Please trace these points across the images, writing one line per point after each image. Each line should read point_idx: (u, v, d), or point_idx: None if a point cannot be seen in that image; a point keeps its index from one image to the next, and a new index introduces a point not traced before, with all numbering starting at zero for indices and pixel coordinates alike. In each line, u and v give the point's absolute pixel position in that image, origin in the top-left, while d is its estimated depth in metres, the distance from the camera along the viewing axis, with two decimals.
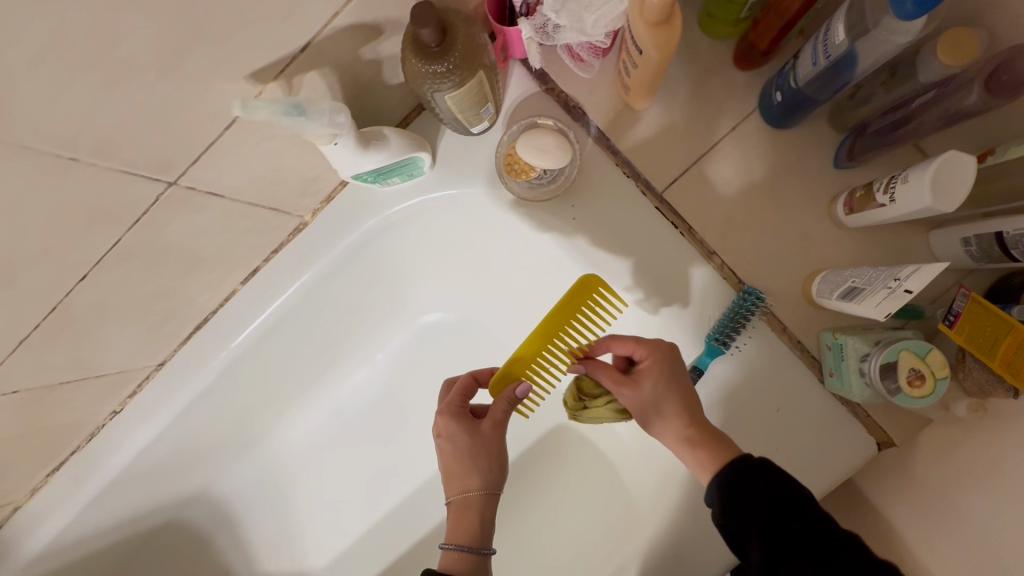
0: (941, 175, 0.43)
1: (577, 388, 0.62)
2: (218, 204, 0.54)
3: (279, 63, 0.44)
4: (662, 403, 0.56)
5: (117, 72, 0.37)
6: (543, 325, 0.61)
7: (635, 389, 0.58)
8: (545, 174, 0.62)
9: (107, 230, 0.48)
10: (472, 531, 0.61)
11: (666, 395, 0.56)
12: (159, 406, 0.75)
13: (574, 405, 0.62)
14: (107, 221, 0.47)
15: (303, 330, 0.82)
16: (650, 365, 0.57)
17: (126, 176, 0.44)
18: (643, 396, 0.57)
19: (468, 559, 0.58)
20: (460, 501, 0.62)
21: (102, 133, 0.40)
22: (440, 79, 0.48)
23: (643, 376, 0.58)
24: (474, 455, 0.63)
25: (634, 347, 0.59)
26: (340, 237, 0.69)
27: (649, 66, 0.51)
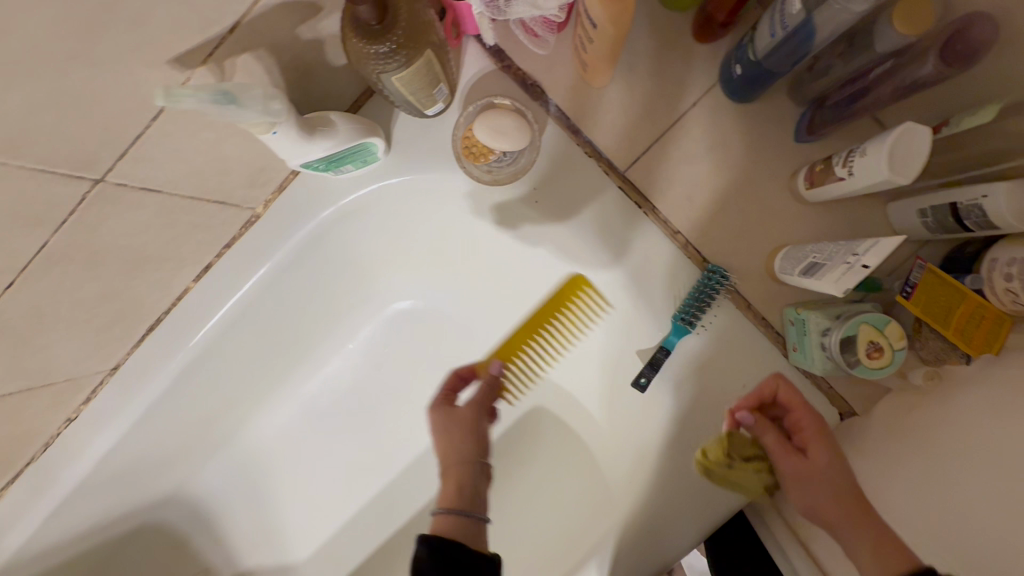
0: (899, 148, 0.42)
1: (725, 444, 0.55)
2: (156, 201, 0.51)
3: (206, 46, 0.41)
4: (833, 477, 0.51)
5: (15, 59, 0.34)
6: (533, 317, 0.76)
7: (805, 459, 0.52)
8: (504, 157, 0.60)
9: (30, 232, 0.45)
10: (452, 496, 0.61)
11: (838, 471, 0.51)
12: (116, 412, 0.72)
13: (719, 459, 0.55)
14: (28, 223, 0.44)
15: (266, 325, 0.79)
16: (821, 435, 0.53)
17: (44, 174, 0.41)
18: (812, 462, 0.52)
19: (451, 520, 0.58)
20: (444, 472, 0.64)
21: (8, 128, 0.37)
22: (384, 59, 0.45)
23: (811, 444, 0.53)
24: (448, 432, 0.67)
25: (802, 409, 0.54)
26: (296, 229, 0.66)
27: (605, 39, 0.49)
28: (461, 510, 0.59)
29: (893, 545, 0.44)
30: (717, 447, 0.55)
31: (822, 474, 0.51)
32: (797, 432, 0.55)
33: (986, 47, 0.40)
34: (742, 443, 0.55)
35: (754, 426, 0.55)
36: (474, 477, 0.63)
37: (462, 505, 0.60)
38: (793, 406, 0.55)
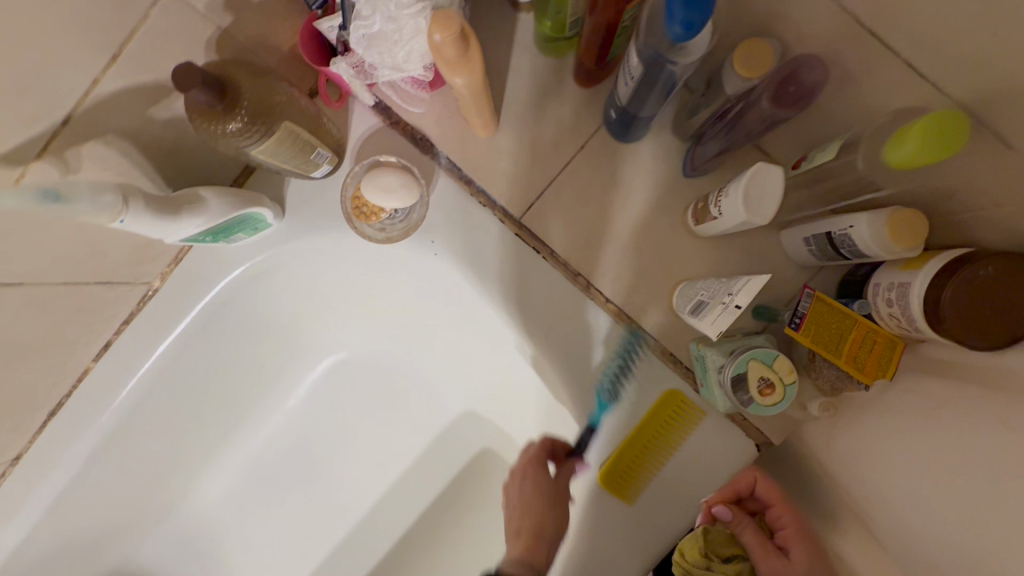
0: (754, 187, 0.42)
1: (703, 541, 0.57)
2: (17, 293, 0.51)
3: (37, 141, 0.40)
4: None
5: None
6: (642, 429, 0.59)
7: (783, 557, 0.55)
8: (396, 214, 0.60)
9: None
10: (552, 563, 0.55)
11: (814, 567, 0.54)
12: (23, 502, 0.69)
13: (699, 558, 0.56)
14: None
15: (185, 395, 0.77)
16: (800, 534, 0.57)
17: None
18: (794, 562, 0.55)
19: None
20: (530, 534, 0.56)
21: None
22: (239, 135, 0.44)
23: (792, 543, 0.56)
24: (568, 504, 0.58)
25: (779, 505, 0.58)
26: (196, 300, 0.64)
27: (466, 96, 0.48)
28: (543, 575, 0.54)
29: None
30: (695, 543, 0.57)
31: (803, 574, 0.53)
32: (778, 530, 0.58)
33: (816, 89, 0.41)
34: (720, 541, 0.57)
35: (731, 521, 0.58)
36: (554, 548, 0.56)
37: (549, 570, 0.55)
38: (773, 503, 0.59)
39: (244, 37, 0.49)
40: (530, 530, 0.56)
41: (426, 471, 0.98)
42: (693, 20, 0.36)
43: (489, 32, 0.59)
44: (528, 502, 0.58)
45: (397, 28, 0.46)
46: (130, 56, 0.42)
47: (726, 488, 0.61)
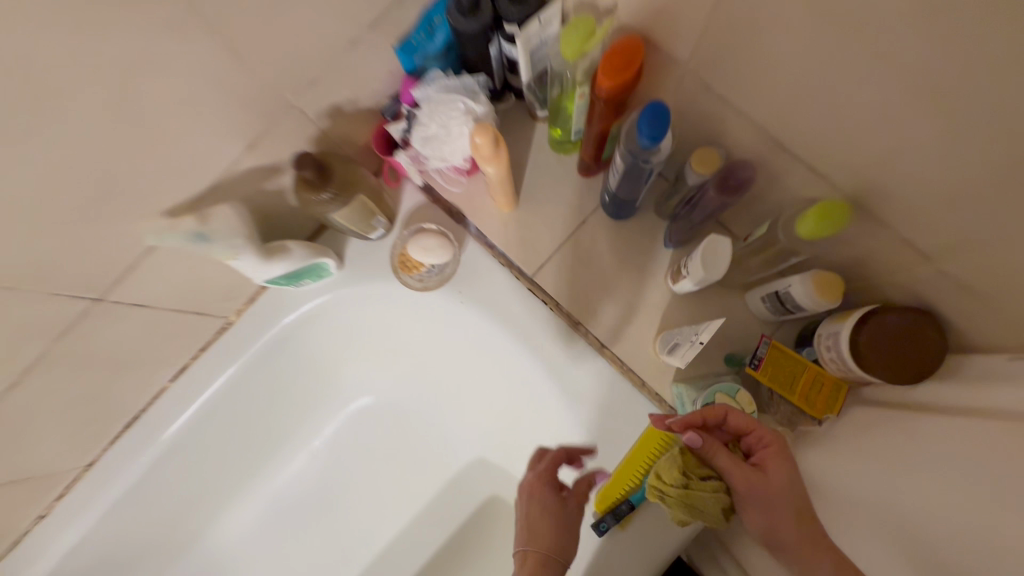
0: (709, 254, 0.56)
1: (682, 464, 0.54)
2: (139, 312, 0.62)
3: (190, 200, 0.56)
4: (791, 494, 0.52)
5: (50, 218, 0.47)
6: (631, 462, 0.64)
7: (762, 477, 0.53)
8: (433, 269, 0.74)
9: (36, 340, 0.54)
10: None
11: (792, 485, 0.53)
12: (89, 504, 0.78)
13: (676, 482, 0.53)
14: (36, 333, 0.54)
15: (232, 420, 0.88)
16: (780, 453, 0.54)
17: (55, 295, 0.53)
18: (771, 480, 0.53)
19: None
20: (537, 557, 0.57)
21: (38, 265, 0.49)
22: (327, 203, 0.61)
23: (771, 463, 0.54)
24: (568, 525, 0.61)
25: (758, 429, 0.55)
26: (263, 332, 0.78)
27: (496, 182, 0.65)
28: None
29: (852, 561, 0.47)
30: (675, 467, 0.53)
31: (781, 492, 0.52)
32: (756, 450, 0.55)
33: (748, 182, 0.56)
34: (695, 465, 0.54)
35: (706, 446, 0.55)
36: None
37: None
38: (753, 429, 0.56)
39: (334, 134, 0.67)
40: (535, 554, 0.58)
41: (435, 517, 1.04)
42: (655, 133, 0.52)
43: (513, 134, 0.77)
44: (553, 507, 0.62)
45: (447, 131, 0.64)
46: (262, 146, 0.59)
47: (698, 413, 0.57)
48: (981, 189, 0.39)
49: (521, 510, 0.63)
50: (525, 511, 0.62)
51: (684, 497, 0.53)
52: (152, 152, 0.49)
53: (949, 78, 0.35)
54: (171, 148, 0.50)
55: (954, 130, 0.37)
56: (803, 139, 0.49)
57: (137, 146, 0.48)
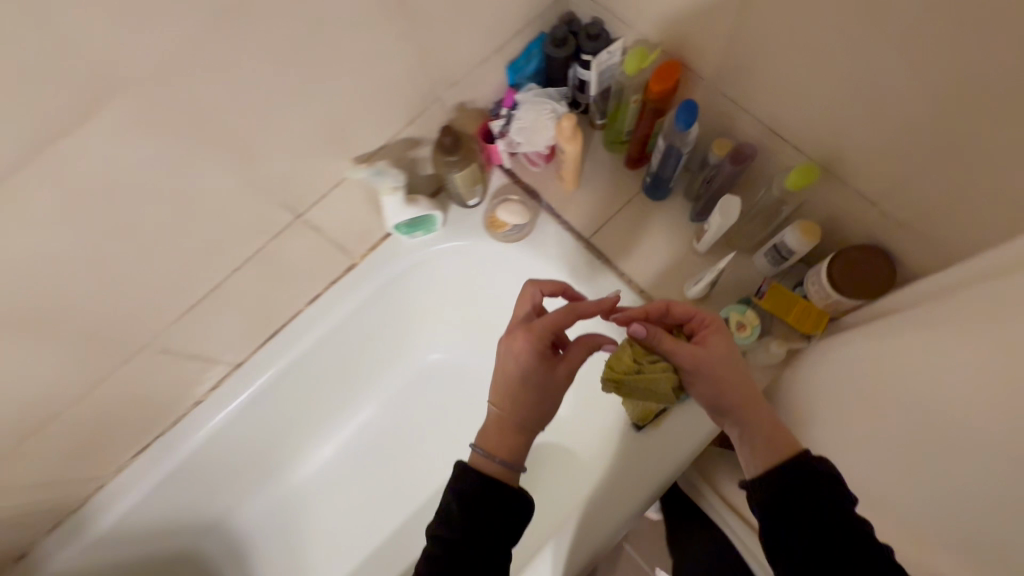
0: (723, 206, 0.80)
1: (631, 354, 0.73)
2: (314, 233, 0.86)
3: (371, 152, 0.81)
4: (725, 365, 0.69)
5: (303, 148, 0.71)
6: None
7: (702, 352, 0.70)
8: (515, 228, 0.98)
9: (259, 236, 0.78)
10: (514, 453, 0.73)
11: (725, 358, 0.70)
12: (234, 396, 1.01)
13: (630, 367, 0.73)
14: (262, 229, 0.78)
15: (339, 350, 1.10)
16: (717, 332, 0.72)
17: (282, 205, 0.76)
18: (707, 354, 0.70)
19: (495, 465, 0.71)
20: (509, 427, 0.74)
21: (283, 180, 0.73)
22: (454, 164, 0.88)
23: (708, 341, 0.71)
24: (536, 391, 0.74)
25: (698, 316, 0.73)
26: (379, 273, 1.02)
27: (569, 159, 0.91)
28: (508, 461, 0.72)
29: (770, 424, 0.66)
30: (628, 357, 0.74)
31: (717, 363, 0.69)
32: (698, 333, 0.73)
33: (751, 156, 0.80)
34: (643, 353, 0.73)
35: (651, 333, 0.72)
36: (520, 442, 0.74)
37: (512, 458, 0.73)
38: (692, 314, 0.74)
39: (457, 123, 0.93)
40: (504, 425, 0.74)
41: None
42: (688, 119, 0.78)
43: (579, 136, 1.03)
44: (535, 382, 0.74)
45: (539, 123, 0.90)
46: (419, 122, 0.84)
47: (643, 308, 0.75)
48: (911, 148, 0.62)
49: (499, 367, 0.76)
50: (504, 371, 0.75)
51: (638, 379, 0.73)
52: (365, 113, 0.75)
53: (883, 77, 0.59)
54: (375, 112, 0.76)
55: (888, 111, 0.61)
56: (798, 127, 0.73)
57: (360, 108, 0.73)
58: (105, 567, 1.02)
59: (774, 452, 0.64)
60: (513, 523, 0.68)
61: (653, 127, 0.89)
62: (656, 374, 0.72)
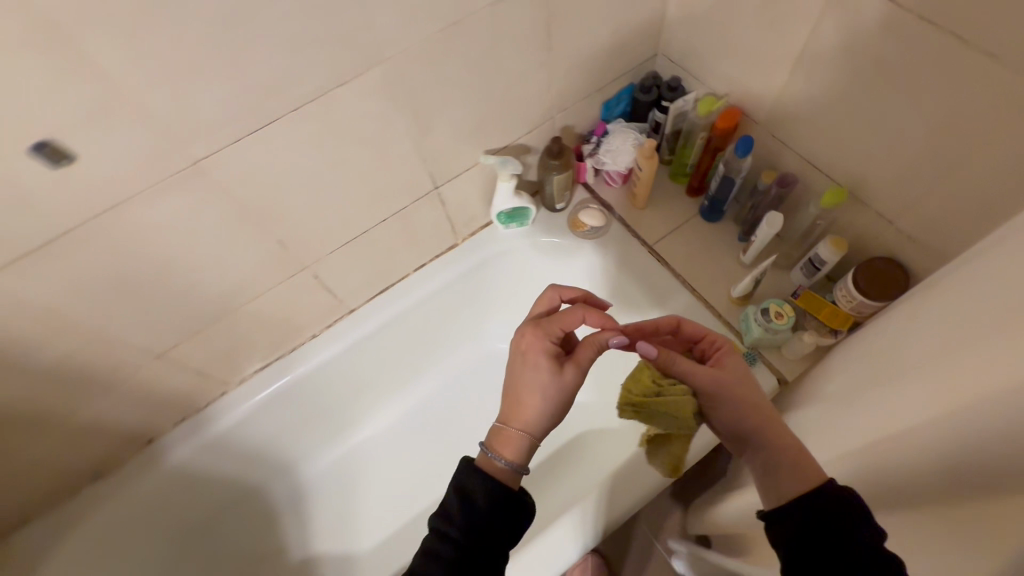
0: (770, 221, 1.00)
1: (650, 374, 0.74)
2: (440, 206, 1.10)
3: (497, 149, 1.06)
4: (741, 384, 0.70)
5: (459, 133, 0.97)
6: None
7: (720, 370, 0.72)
8: (593, 229, 1.21)
9: (407, 197, 1.02)
10: (519, 454, 0.75)
11: (742, 378, 0.71)
12: (341, 335, 1.19)
13: (649, 388, 0.73)
14: (411, 192, 1.01)
15: (428, 317, 1.28)
16: (730, 353, 0.74)
17: (430, 175, 1.01)
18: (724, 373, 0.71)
19: (502, 464, 0.74)
20: (516, 428, 0.77)
21: (438, 155, 0.98)
22: (554, 168, 1.12)
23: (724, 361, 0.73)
24: (547, 393, 0.78)
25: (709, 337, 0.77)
26: (476, 254, 1.23)
27: (643, 177, 1.14)
28: (513, 461, 0.74)
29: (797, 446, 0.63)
30: (646, 378, 0.73)
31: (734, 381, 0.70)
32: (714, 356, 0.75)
33: (794, 183, 1.01)
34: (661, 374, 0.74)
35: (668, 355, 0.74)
36: (528, 444, 0.76)
37: (518, 459, 0.75)
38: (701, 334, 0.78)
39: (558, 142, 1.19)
40: (513, 425, 0.77)
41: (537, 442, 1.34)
42: (744, 149, 1.01)
43: None
44: (546, 384, 0.78)
45: (622, 148, 1.15)
46: (534, 133, 1.10)
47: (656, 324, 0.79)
48: (920, 175, 0.83)
49: (514, 368, 0.80)
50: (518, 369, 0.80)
51: (659, 400, 0.72)
52: (503, 117, 1.01)
53: (898, 120, 0.81)
54: (510, 117, 1.02)
55: (903, 146, 0.83)
56: (832, 161, 0.95)
57: (502, 111, 0.99)
58: (205, 474, 1.20)
59: (801, 477, 0.59)
60: (515, 515, 0.72)
61: (714, 159, 1.13)
62: (676, 395, 0.71)
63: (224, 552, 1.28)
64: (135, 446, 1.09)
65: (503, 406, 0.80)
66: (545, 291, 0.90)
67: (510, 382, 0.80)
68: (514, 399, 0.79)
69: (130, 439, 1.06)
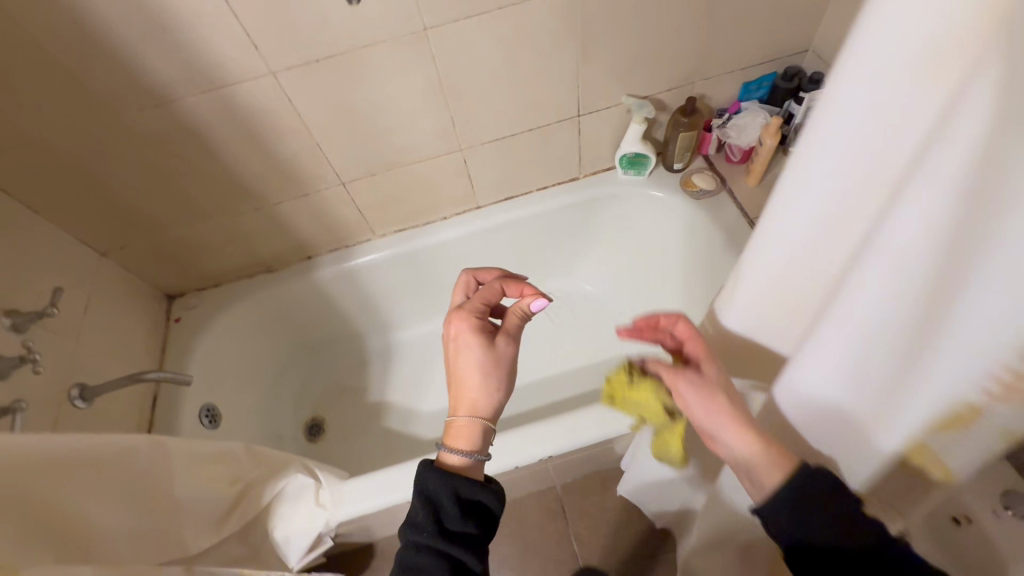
0: None
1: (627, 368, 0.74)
2: (575, 135, 1.30)
3: (636, 96, 1.24)
4: (717, 385, 0.60)
5: (611, 69, 1.16)
6: None
7: (695, 373, 0.62)
8: (701, 191, 1.33)
9: (553, 115, 1.23)
10: (474, 442, 0.71)
11: (721, 381, 0.61)
12: (464, 224, 1.42)
13: (622, 381, 0.73)
14: (557, 112, 1.23)
15: (534, 235, 1.48)
16: (711, 358, 0.64)
17: (577, 100, 1.21)
18: (699, 376, 0.62)
19: (461, 455, 0.70)
20: (466, 415, 0.73)
21: (589, 84, 1.18)
22: (682, 125, 1.26)
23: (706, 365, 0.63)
24: (490, 368, 0.74)
25: (692, 338, 0.66)
26: (591, 190, 1.41)
27: (763, 153, 1.23)
28: (466, 450, 0.70)
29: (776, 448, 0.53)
30: (621, 372, 0.74)
31: (708, 382, 0.61)
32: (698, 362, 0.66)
33: None
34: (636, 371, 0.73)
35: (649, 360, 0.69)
36: (484, 429, 0.72)
37: (473, 446, 0.71)
38: (689, 337, 0.67)
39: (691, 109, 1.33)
40: (461, 416, 0.73)
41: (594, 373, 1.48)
42: None
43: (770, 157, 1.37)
44: (483, 359, 0.74)
45: (751, 124, 1.26)
46: (672, 93, 1.27)
47: (643, 321, 0.71)
48: None
49: (449, 353, 0.77)
50: (454, 352, 0.76)
51: (631, 393, 0.72)
52: (651, 68, 1.19)
53: None
54: (656, 70, 1.20)
55: None
56: None
57: (652, 62, 1.17)
58: (334, 301, 1.50)
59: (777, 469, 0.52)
60: (487, 515, 0.67)
61: None
62: (645, 389, 0.71)
63: (325, 373, 1.58)
64: (298, 256, 1.41)
65: (448, 396, 0.76)
66: (467, 275, 0.86)
67: (449, 368, 0.76)
68: (454, 384, 0.76)
69: (298, 247, 1.38)
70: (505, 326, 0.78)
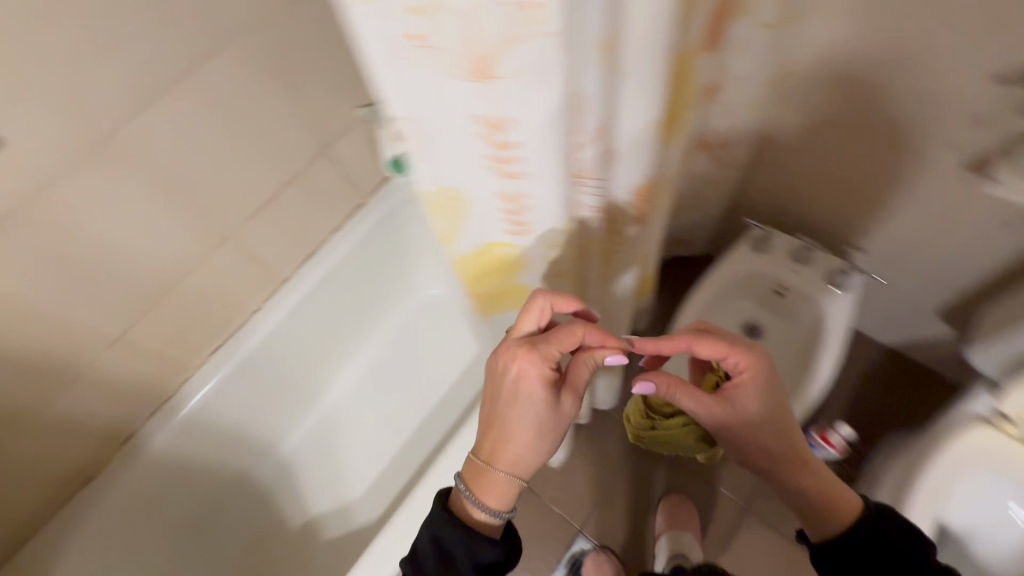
0: None
1: (640, 407, 1.11)
2: (331, 165, 1.25)
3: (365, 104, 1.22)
4: (756, 415, 0.78)
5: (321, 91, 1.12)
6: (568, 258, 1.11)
7: (731, 408, 0.79)
8: None
9: (297, 159, 1.17)
10: (501, 497, 0.75)
11: (758, 406, 0.78)
12: (279, 304, 1.31)
13: (641, 417, 1.10)
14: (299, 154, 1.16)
15: (355, 275, 1.42)
16: (752, 380, 0.77)
17: (310, 134, 1.16)
18: (748, 406, 0.78)
19: (489, 509, 0.75)
20: (504, 472, 0.75)
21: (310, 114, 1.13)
22: None
23: (745, 395, 0.78)
24: (542, 423, 0.75)
25: (741, 358, 0.77)
26: (382, 206, 1.39)
27: None
28: (496, 507, 0.75)
29: (816, 475, 0.79)
30: (637, 410, 1.11)
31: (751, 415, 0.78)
32: (737, 376, 0.78)
33: None
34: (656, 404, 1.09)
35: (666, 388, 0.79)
36: (520, 486, 0.76)
37: (501, 504, 0.76)
38: (726, 354, 0.77)
39: None
40: (500, 473, 0.75)
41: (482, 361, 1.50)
42: None
43: None
44: (543, 420, 0.74)
45: None
46: None
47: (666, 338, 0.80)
48: None
49: (497, 399, 0.75)
50: (512, 401, 0.74)
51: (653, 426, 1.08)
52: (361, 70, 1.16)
53: None
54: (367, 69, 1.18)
55: None
56: None
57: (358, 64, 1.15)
58: (187, 462, 1.28)
59: (833, 505, 0.77)
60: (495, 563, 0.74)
61: None
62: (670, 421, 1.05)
63: (228, 539, 1.35)
64: (114, 444, 1.18)
65: (488, 443, 0.76)
66: (541, 302, 0.77)
67: (500, 412, 0.75)
68: (497, 434, 0.75)
69: (106, 435, 1.15)
70: (573, 380, 0.77)
